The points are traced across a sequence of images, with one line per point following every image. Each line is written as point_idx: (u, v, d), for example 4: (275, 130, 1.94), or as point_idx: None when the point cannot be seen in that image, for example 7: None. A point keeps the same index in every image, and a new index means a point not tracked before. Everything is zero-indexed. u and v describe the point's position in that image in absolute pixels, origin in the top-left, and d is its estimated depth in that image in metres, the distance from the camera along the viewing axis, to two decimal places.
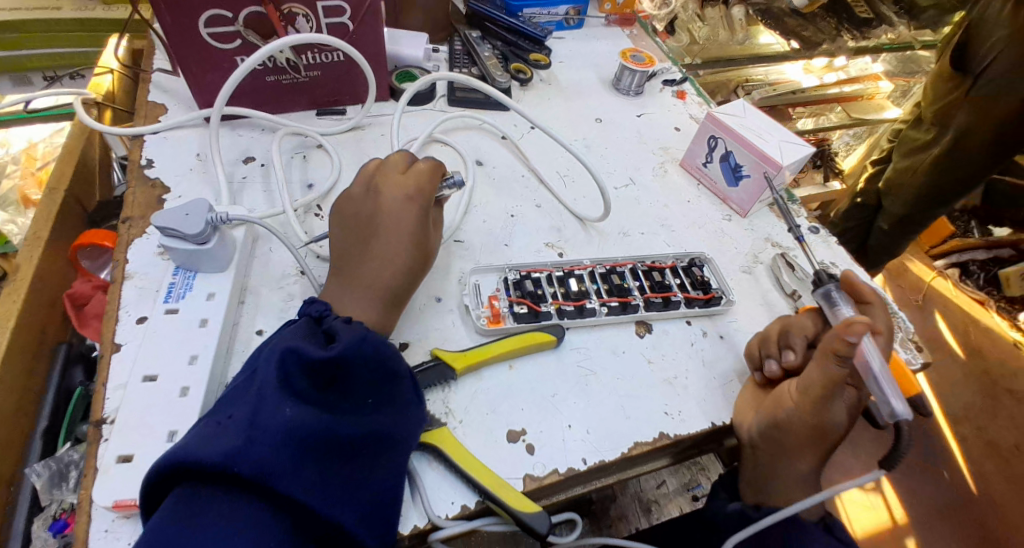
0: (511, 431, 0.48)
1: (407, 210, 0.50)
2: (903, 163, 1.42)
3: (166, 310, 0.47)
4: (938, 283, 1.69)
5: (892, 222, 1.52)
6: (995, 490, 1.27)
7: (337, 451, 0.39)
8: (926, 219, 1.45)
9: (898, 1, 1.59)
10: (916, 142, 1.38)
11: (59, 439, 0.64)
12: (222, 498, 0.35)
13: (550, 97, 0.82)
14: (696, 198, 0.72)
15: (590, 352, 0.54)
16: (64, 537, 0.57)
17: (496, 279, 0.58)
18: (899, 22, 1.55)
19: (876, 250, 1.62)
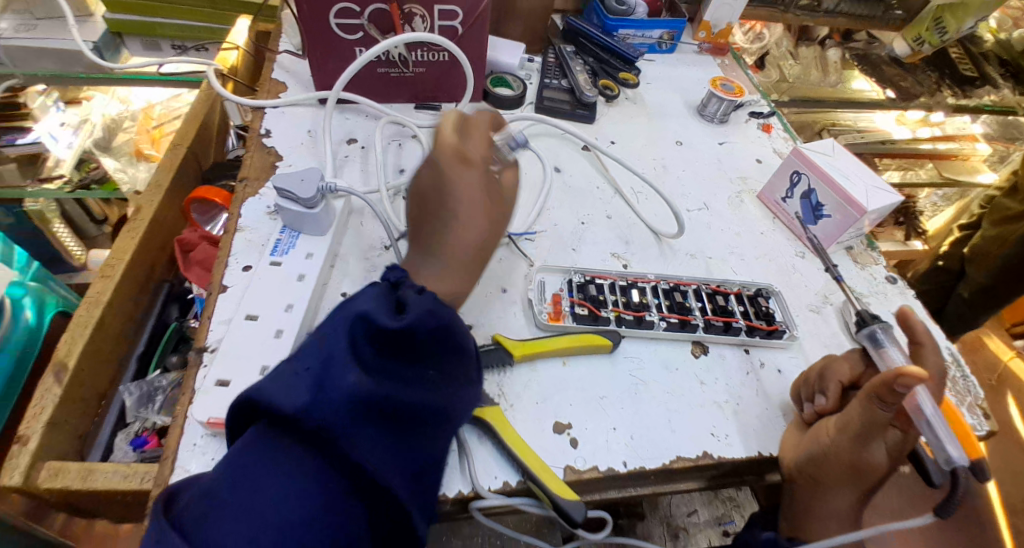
0: (557, 422, 0.51)
1: (473, 169, 0.51)
2: (992, 231, 1.37)
3: (271, 262, 0.53)
4: (1014, 364, 1.60)
5: (972, 290, 1.45)
6: None
7: (398, 417, 0.40)
8: (1010, 295, 1.37)
9: (1005, 63, 1.51)
10: (1010, 212, 1.33)
11: (151, 365, 0.72)
12: (289, 438, 0.37)
13: (635, 117, 0.84)
14: (769, 231, 0.71)
15: (643, 363, 0.56)
16: (142, 452, 0.65)
17: (561, 280, 0.61)
18: (1004, 84, 1.48)
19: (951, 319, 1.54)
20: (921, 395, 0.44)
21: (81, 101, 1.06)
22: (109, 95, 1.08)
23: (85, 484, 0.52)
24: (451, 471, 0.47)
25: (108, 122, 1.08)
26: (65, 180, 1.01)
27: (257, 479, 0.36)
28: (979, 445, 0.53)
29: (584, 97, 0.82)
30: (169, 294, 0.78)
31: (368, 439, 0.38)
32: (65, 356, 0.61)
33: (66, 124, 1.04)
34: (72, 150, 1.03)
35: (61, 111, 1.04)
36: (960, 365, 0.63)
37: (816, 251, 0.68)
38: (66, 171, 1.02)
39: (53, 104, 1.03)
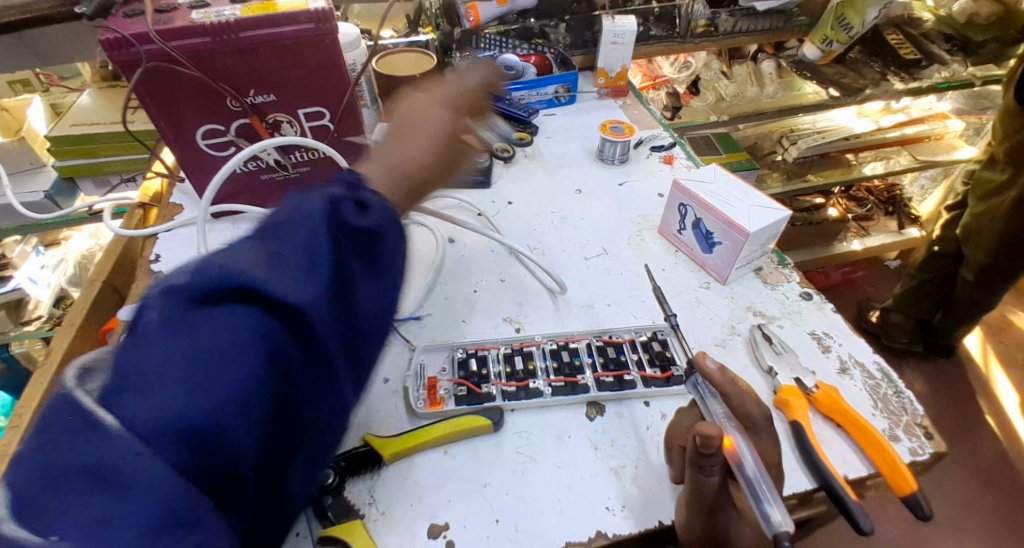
0: (432, 525, 0.47)
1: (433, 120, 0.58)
2: (981, 207, 1.29)
3: None
4: None
5: (975, 271, 1.35)
6: None
7: (263, 357, 0.32)
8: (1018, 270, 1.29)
9: (951, 38, 1.36)
10: (992, 185, 1.27)
11: None
12: (94, 454, 0.27)
13: (532, 173, 0.84)
14: (672, 265, 0.68)
15: (533, 437, 0.53)
16: None
17: (444, 358, 0.58)
18: (954, 59, 1.34)
19: (966, 306, 1.43)
20: (738, 447, 0.38)
21: (60, 242, 1.14)
22: (83, 232, 1.15)
23: None
24: None
25: (81, 258, 1.14)
26: (44, 318, 1.06)
27: (78, 455, 0.27)
28: (906, 473, 0.47)
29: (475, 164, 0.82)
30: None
31: (203, 379, 0.30)
32: None
33: (46, 266, 1.11)
34: (50, 288, 1.09)
35: (41, 254, 1.11)
36: (890, 381, 0.55)
37: (718, 280, 0.65)
38: (44, 310, 1.06)
39: (32, 250, 1.09)
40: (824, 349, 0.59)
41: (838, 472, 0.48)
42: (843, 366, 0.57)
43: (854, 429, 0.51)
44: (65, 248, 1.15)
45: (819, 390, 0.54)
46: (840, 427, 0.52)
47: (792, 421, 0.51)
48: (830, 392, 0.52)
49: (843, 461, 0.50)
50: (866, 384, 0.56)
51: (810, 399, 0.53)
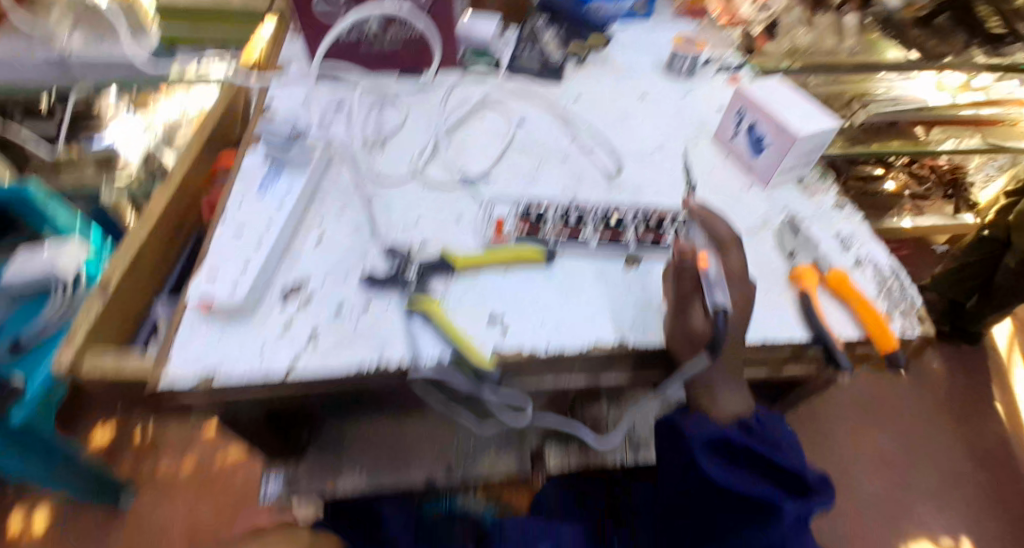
0: (492, 317, 0.59)
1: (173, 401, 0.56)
2: None
3: (258, 193, 0.66)
4: None
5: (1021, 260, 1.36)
6: None
7: None
8: None
9: None
10: None
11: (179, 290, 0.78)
12: None
13: (602, 75, 0.91)
14: (720, 166, 0.76)
15: (577, 275, 0.63)
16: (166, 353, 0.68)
17: (509, 207, 0.69)
18: None
19: (1004, 293, 1.45)
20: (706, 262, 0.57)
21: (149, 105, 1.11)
22: (171, 101, 1.10)
23: (117, 374, 0.62)
24: (396, 349, 0.56)
25: (166, 128, 1.12)
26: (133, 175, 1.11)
27: None
28: (892, 334, 0.57)
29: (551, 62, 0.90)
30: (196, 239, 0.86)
31: None
32: (108, 277, 0.71)
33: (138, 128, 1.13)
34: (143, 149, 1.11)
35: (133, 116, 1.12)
36: (898, 277, 0.63)
37: (762, 182, 0.72)
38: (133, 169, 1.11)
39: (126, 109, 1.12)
40: (845, 248, 0.66)
41: (836, 333, 0.58)
42: (857, 261, 0.65)
43: (854, 302, 0.60)
44: (154, 113, 1.13)
45: (831, 271, 0.62)
46: (844, 302, 0.61)
47: (801, 290, 0.61)
48: (840, 272, 0.61)
49: (841, 322, 0.59)
50: (875, 277, 0.64)
51: (822, 278, 0.62)
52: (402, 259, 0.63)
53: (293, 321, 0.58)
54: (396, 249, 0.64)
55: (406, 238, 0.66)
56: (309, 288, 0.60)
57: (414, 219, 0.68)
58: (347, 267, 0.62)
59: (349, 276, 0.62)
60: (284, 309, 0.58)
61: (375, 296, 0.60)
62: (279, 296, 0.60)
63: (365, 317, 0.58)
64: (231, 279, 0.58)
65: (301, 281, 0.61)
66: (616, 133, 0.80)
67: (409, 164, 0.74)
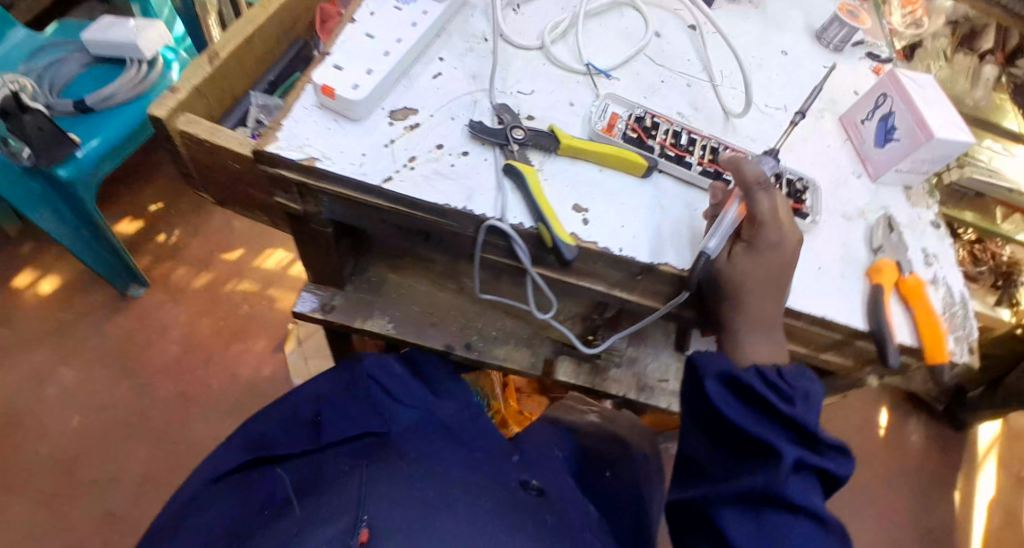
0: (577, 204, 0.59)
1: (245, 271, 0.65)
2: None
3: (395, 7, 0.65)
4: None
5: None
6: None
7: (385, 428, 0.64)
8: None
9: None
10: None
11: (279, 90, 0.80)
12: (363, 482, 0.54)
13: (749, 19, 0.86)
14: (837, 147, 0.74)
15: (668, 196, 0.63)
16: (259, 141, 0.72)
17: (624, 110, 0.67)
18: None
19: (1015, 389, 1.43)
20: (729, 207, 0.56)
21: None
22: None
23: (213, 137, 0.65)
24: (482, 198, 0.57)
25: None
26: None
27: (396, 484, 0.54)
28: (945, 349, 0.57)
29: None
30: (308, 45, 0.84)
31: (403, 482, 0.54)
32: (220, 48, 0.73)
33: None
34: None
35: None
36: (965, 304, 0.63)
37: (871, 175, 0.71)
38: None
39: None
40: (927, 262, 0.65)
41: (893, 331, 0.58)
42: (934, 279, 0.64)
43: (920, 310, 0.59)
44: None
45: (909, 275, 0.61)
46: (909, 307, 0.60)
47: (874, 283, 0.60)
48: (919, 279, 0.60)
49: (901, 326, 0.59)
50: (945, 299, 0.63)
51: (899, 279, 0.61)
52: (511, 120, 0.62)
53: (394, 139, 0.58)
54: (507, 109, 0.63)
55: (517, 103, 0.65)
56: (416, 115, 0.60)
57: (528, 89, 0.67)
58: (456, 109, 0.62)
59: (456, 119, 0.62)
60: (390, 127, 0.59)
61: (477, 144, 0.60)
62: (387, 112, 0.60)
63: (461, 160, 0.59)
64: (352, 76, 0.57)
65: (410, 106, 0.61)
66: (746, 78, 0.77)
67: (538, 35, 0.72)
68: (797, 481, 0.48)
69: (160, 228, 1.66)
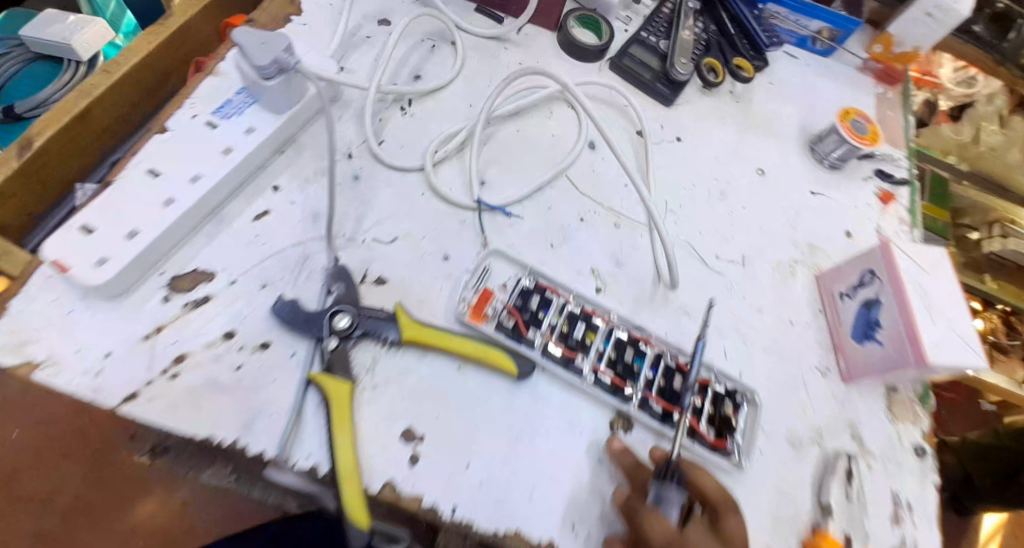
0: (408, 429, 0.45)
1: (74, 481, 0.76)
2: None
3: (206, 121, 0.48)
4: None
5: None
6: None
7: None
8: None
9: None
10: None
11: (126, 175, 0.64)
12: None
13: (725, 119, 0.67)
14: (805, 324, 0.56)
15: (546, 410, 0.47)
16: None
17: (510, 275, 0.51)
18: None
19: None
20: None
21: None
22: None
23: None
24: (268, 425, 0.43)
25: None
26: None
27: None
28: None
29: (674, 74, 0.64)
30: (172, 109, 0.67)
31: None
32: (33, 133, 0.56)
33: None
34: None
35: None
36: None
37: (842, 375, 0.54)
38: None
39: None
40: (894, 521, 0.49)
41: None
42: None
43: None
44: None
45: None
46: None
47: None
48: None
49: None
50: None
51: None
52: (339, 299, 0.46)
53: (162, 326, 0.44)
54: (341, 275, 0.47)
55: (364, 259, 0.49)
56: (210, 283, 0.45)
57: (386, 238, 0.50)
58: (272, 272, 0.47)
59: (267, 287, 0.46)
60: (162, 305, 0.44)
61: (285, 333, 0.45)
62: (168, 279, 0.45)
63: (251, 361, 0.44)
64: (106, 244, 0.42)
65: (206, 269, 0.46)
66: (699, 215, 0.59)
67: (421, 151, 0.54)
68: None
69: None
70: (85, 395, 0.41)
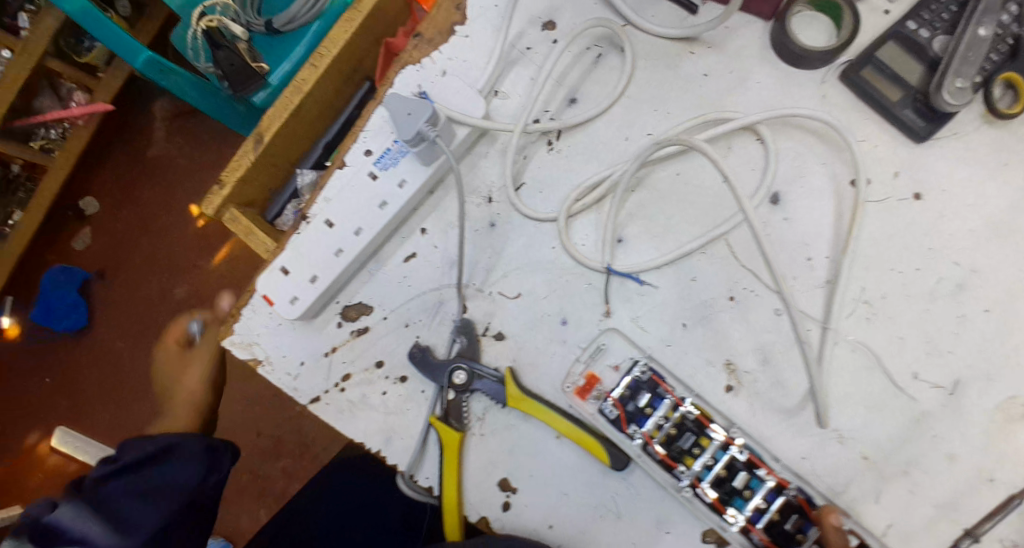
0: (505, 479, 0.50)
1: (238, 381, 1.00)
2: None
3: (370, 171, 0.53)
4: None
5: None
6: None
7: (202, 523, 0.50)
8: None
9: None
10: None
11: (331, 153, 0.77)
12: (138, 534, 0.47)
13: (1000, 167, 0.47)
14: (1004, 485, 0.44)
15: (638, 500, 0.48)
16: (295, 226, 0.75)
17: (626, 356, 0.48)
18: None
19: None
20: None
21: None
22: None
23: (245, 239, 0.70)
24: (400, 445, 0.52)
25: None
26: None
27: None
28: None
29: (934, 101, 0.45)
30: (366, 93, 0.77)
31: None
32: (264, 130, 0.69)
33: None
34: None
35: None
36: None
37: None
38: None
39: None
40: None
41: None
42: None
43: None
44: None
45: None
46: None
47: None
48: None
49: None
50: None
51: None
52: (462, 351, 0.51)
53: (336, 347, 0.54)
54: (466, 330, 0.51)
55: (488, 312, 0.52)
56: (368, 316, 0.54)
57: (511, 294, 0.52)
58: (413, 313, 0.53)
59: (408, 326, 0.53)
60: (336, 329, 0.54)
61: (417, 371, 0.52)
62: (340, 308, 0.54)
63: (393, 388, 0.53)
64: (296, 284, 0.52)
65: (366, 303, 0.54)
66: (905, 312, 0.46)
67: (561, 199, 0.52)
68: None
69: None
70: (287, 391, 0.54)
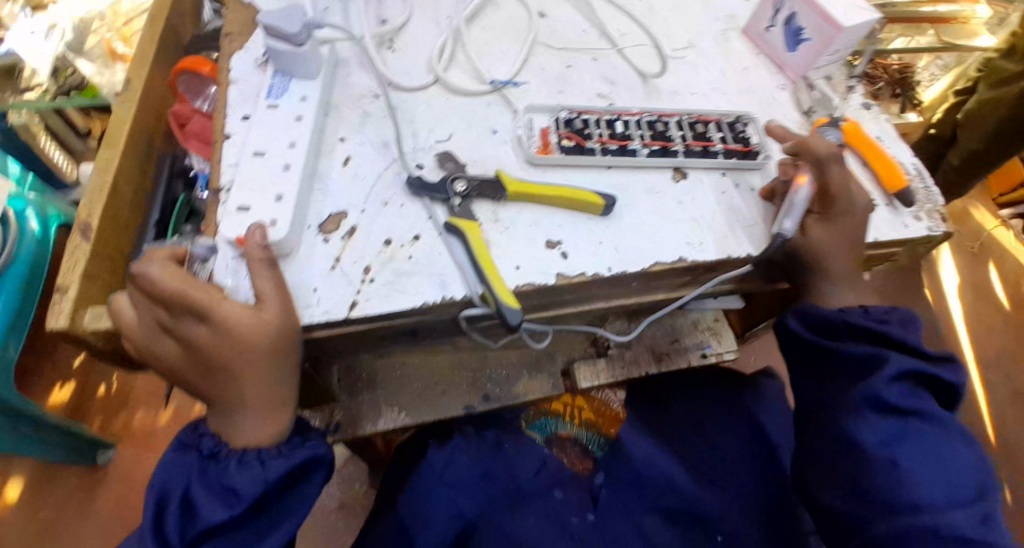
0: (549, 239, 0.56)
1: None
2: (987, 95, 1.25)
3: (268, 106, 0.57)
4: (999, 234, 1.62)
5: (963, 157, 1.35)
6: (1013, 430, 1.34)
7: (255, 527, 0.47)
8: (998, 159, 1.30)
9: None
10: (1004, 74, 1.21)
11: (169, 232, 0.74)
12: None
13: None
14: (753, 66, 0.72)
15: (628, 190, 0.60)
16: None
17: (549, 118, 0.63)
18: None
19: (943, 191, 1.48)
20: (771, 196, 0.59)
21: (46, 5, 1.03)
22: None
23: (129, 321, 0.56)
24: (454, 278, 0.53)
25: (78, 24, 1.03)
26: (44, 89, 1.01)
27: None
28: (901, 175, 0.62)
29: None
30: (176, 174, 0.78)
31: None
32: (87, 216, 0.63)
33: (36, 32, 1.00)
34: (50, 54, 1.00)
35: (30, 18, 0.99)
36: (922, 178, 0.64)
37: (799, 80, 0.70)
38: (43, 79, 1.01)
39: (20, 12, 1.00)
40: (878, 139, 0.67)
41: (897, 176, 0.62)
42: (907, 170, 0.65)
43: (866, 151, 0.64)
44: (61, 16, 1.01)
45: (845, 123, 0.66)
46: (854, 152, 0.65)
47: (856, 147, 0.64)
48: (855, 125, 0.65)
49: (897, 224, 0.61)
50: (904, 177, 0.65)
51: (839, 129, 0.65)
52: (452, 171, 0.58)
53: (339, 255, 0.53)
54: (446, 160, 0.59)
55: (435, 157, 0.60)
56: (348, 217, 0.55)
57: (445, 136, 0.61)
58: (384, 193, 0.57)
59: (389, 203, 0.56)
60: (327, 244, 0.53)
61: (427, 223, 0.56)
62: (317, 228, 0.54)
63: (417, 248, 0.54)
64: (268, 210, 0.51)
65: (337, 211, 0.55)
66: (645, 28, 0.73)
67: (424, 70, 0.65)
68: (895, 389, 0.51)
69: (93, 381, 1.33)
70: (320, 319, 0.50)
